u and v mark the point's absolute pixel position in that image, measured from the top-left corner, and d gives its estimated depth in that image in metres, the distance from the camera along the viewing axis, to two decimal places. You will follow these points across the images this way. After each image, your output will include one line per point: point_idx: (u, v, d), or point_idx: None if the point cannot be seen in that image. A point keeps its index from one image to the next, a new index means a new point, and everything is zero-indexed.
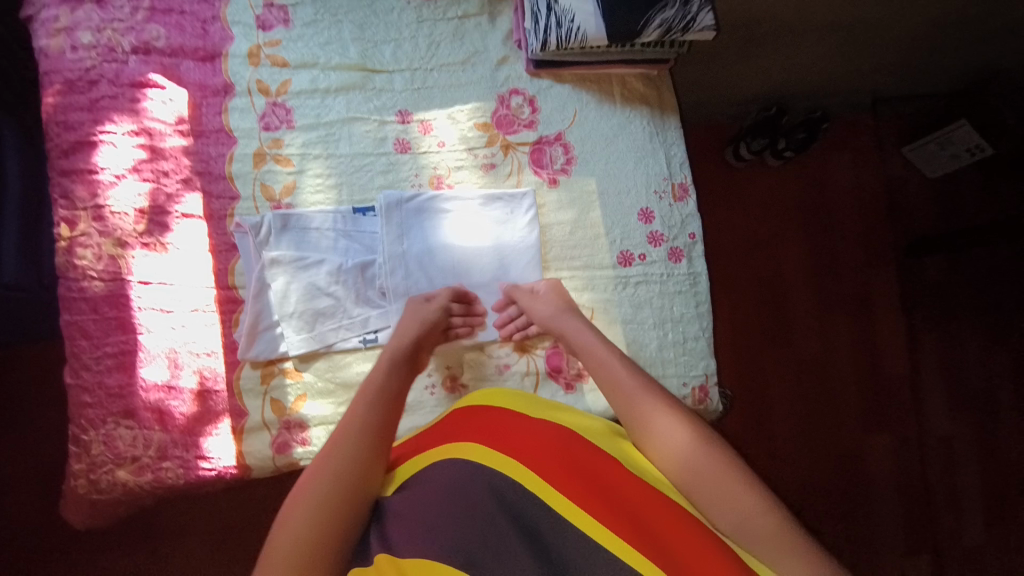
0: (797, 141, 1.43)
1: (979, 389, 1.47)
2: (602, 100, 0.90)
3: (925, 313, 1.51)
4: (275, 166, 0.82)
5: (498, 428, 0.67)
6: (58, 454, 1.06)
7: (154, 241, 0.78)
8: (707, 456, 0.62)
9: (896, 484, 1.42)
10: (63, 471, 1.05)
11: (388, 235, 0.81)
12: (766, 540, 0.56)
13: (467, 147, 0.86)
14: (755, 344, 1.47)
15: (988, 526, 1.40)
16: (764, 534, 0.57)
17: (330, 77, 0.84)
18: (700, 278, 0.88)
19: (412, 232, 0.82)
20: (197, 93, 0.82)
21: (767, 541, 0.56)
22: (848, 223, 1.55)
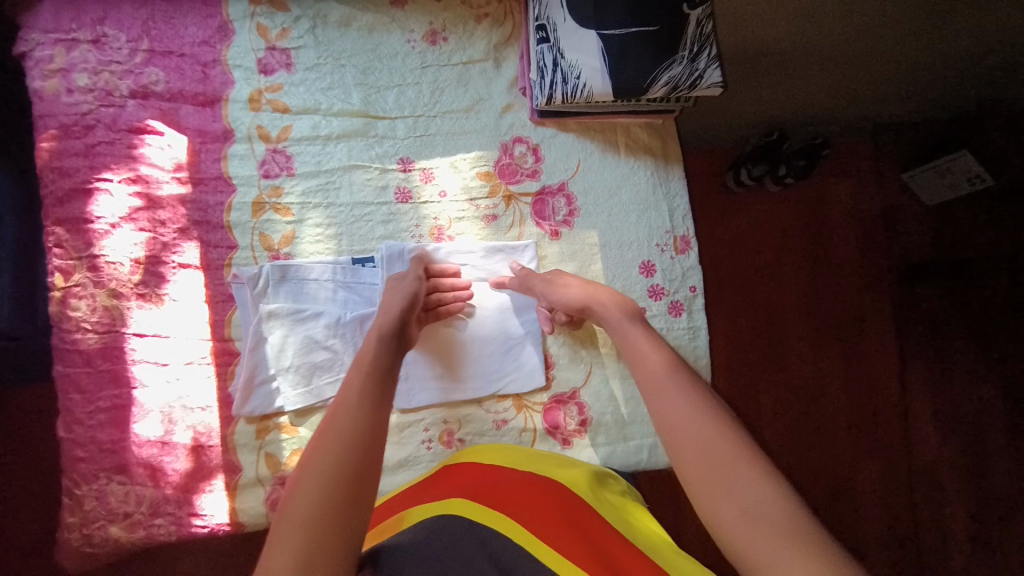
0: (798, 168, 1.39)
1: (969, 421, 1.49)
2: (607, 150, 0.89)
3: (918, 345, 1.52)
4: (274, 215, 0.81)
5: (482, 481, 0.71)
6: (51, 485, 1.05)
7: (150, 292, 0.77)
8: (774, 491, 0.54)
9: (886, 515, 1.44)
10: (57, 501, 1.05)
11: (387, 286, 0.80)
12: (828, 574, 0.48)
13: (469, 198, 0.85)
14: (749, 375, 1.48)
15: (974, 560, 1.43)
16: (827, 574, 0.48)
17: (331, 123, 0.83)
18: (701, 333, 0.88)
19: None
20: (196, 139, 0.80)
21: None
22: (846, 251, 1.56)
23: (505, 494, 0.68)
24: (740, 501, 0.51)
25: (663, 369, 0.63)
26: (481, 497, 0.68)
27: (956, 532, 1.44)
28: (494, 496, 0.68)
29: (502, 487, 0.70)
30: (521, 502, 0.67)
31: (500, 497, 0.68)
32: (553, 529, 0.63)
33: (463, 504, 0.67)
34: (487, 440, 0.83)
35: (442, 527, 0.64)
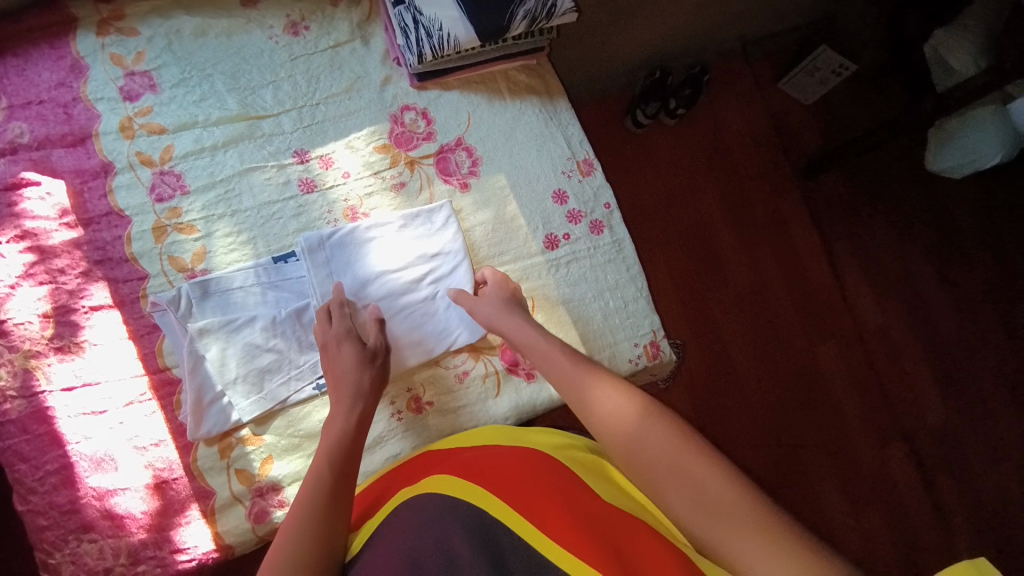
0: (686, 97, 1.55)
1: (895, 277, 1.64)
2: (492, 98, 0.92)
3: (835, 227, 1.65)
4: (179, 236, 0.79)
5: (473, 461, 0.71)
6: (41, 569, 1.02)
7: (68, 344, 0.74)
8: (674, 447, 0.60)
9: (859, 387, 1.56)
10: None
11: (318, 277, 0.80)
12: (723, 520, 0.54)
13: (372, 172, 0.86)
14: (696, 290, 1.56)
15: (936, 403, 1.57)
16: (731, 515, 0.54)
17: (215, 133, 0.82)
18: (625, 243, 0.93)
19: (341, 270, 0.81)
20: (75, 180, 0.77)
21: (724, 522, 0.54)
22: (752, 156, 1.67)
23: (499, 473, 0.68)
24: (695, 496, 0.57)
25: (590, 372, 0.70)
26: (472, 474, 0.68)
27: (914, 380, 1.58)
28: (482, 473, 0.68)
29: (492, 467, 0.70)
30: (515, 481, 0.67)
31: (493, 473, 0.68)
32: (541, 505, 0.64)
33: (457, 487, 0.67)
34: (454, 394, 0.84)
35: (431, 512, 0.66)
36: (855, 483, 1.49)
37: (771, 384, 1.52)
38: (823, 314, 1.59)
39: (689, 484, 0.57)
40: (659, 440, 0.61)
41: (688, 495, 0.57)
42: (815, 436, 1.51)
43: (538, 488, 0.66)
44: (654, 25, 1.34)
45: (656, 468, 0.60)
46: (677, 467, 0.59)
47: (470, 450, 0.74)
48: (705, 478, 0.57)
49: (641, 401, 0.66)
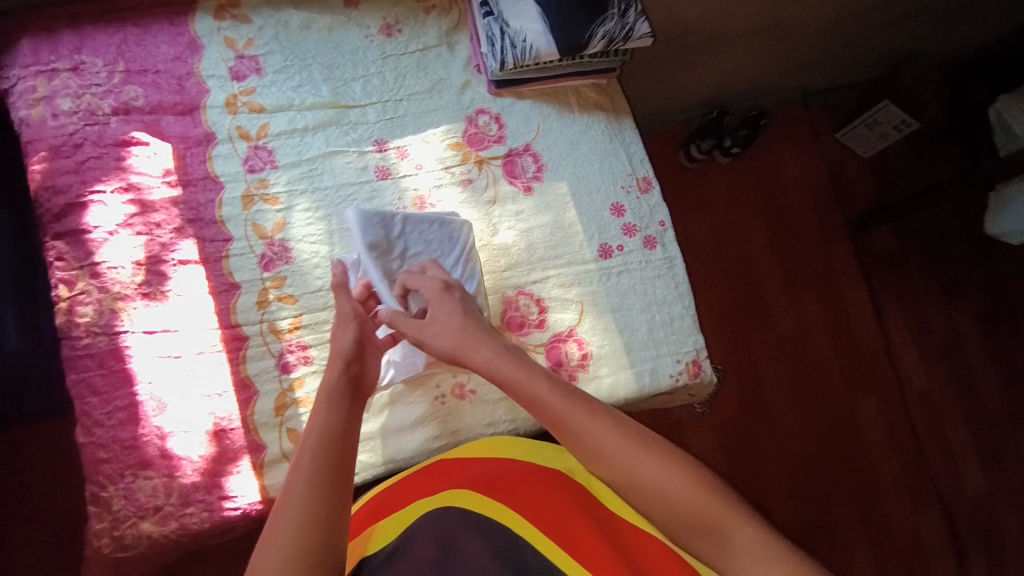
0: (741, 138, 1.57)
1: (944, 341, 1.60)
2: (562, 111, 0.97)
3: (885, 282, 1.63)
4: (264, 206, 0.86)
5: (480, 476, 0.72)
6: (78, 513, 1.07)
7: (154, 291, 0.80)
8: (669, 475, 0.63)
9: (899, 449, 1.51)
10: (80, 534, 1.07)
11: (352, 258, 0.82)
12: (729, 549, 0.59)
13: (444, 167, 0.91)
14: (737, 328, 1.55)
15: (978, 478, 1.51)
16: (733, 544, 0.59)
17: (306, 116, 0.89)
18: (677, 261, 0.95)
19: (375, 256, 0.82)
20: (179, 145, 0.85)
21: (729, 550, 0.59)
22: (805, 203, 1.67)
23: (508, 489, 0.71)
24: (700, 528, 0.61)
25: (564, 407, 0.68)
26: (487, 490, 0.70)
27: (957, 449, 1.53)
28: (498, 490, 0.70)
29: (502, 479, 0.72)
30: (523, 495, 0.70)
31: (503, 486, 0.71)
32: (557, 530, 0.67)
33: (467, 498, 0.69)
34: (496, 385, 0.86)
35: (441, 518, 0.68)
36: (886, 548, 1.42)
37: (805, 431, 1.49)
38: (866, 370, 1.55)
39: (689, 519, 0.61)
40: (654, 473, 0.63)
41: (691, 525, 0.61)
42: (848, 492, 1.46)
43: (549, 506, 0.70)
44: (721, 65, 1.38)
45: (653, 498, 0.63)
46: (678, 501, 0.62)
47: (473, 461, 0.75)
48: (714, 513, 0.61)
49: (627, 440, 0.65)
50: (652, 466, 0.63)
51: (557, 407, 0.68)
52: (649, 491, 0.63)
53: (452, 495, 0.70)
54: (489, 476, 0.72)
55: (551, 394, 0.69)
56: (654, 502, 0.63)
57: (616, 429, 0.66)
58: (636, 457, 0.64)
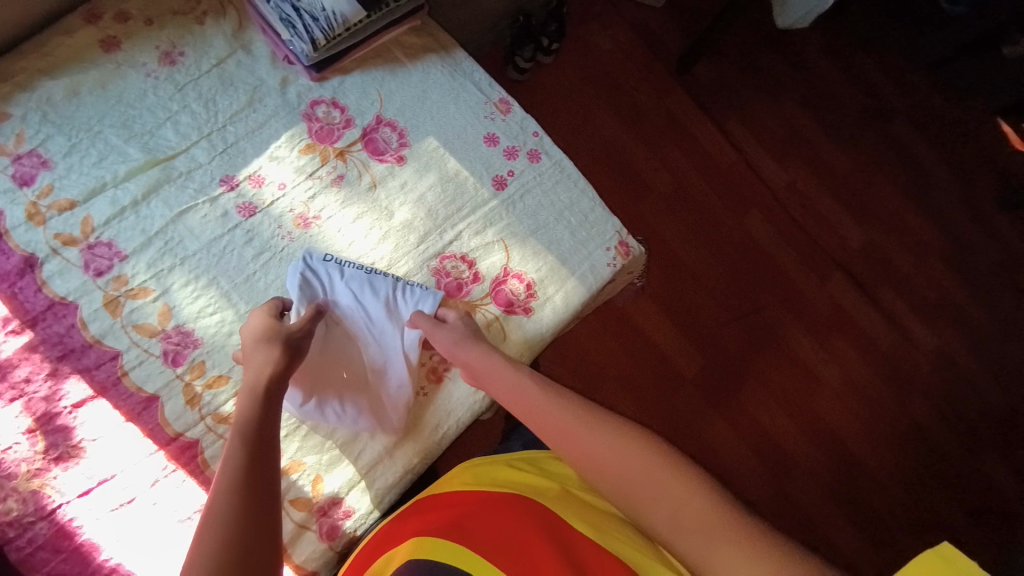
0: (553, 32, 1.59)
1: (785, 135, 1.77)
2: (394, 68, 0.92)
3: (724, 107, 1.76)
4: (136, 302, 0.75)
5: (468, 516, 0.65)
6: None
7: (65, 451, 0.68)
8: (631, 457, 0.61)
9: (793, 239, 1.69)
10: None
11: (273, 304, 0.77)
12: (696, 532, 0.56)
13: (307, 175, 0.84)
14: (627, 205, 1.64)
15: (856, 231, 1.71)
16: (699, 525, 0.56)
17: (129, 188, 0.78)
18: (565, 161, 0.97)
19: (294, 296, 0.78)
20: (1, 286, 0.71)
21: (696, 534, 0.56)
22: (631, 69, 1.75)
23: (499, 533, 0.63)
24: (669, 510, 0.58)
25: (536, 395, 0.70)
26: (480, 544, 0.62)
27: (833, 217, 1.71)
28: (489, 542, 0.62)
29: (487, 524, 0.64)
30: (509, 536, 0.63)
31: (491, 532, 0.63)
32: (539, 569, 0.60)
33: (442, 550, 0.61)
34: None
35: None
36: (817, 324, 1.62)
37: (719, 264, 1.63)
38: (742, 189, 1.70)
39: (649, 494, 0.59)
40: (622, 455, 0.62)
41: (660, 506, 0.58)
42: (771, 295, 1.63)
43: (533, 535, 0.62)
44: None
45: (627, 482, 0.60)
46: (641, 479, 0.60)
47: (473, 504, 0.66)
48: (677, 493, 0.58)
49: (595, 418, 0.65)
50: (617, 446, 0.62)
51: (534, 396, 0.70)
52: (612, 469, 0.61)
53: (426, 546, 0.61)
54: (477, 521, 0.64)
55: (527, 385, 0.71)
56: (613, 482, 0.61)
57: (582, 414, 0.66)
58: (600, 438, 0.63)
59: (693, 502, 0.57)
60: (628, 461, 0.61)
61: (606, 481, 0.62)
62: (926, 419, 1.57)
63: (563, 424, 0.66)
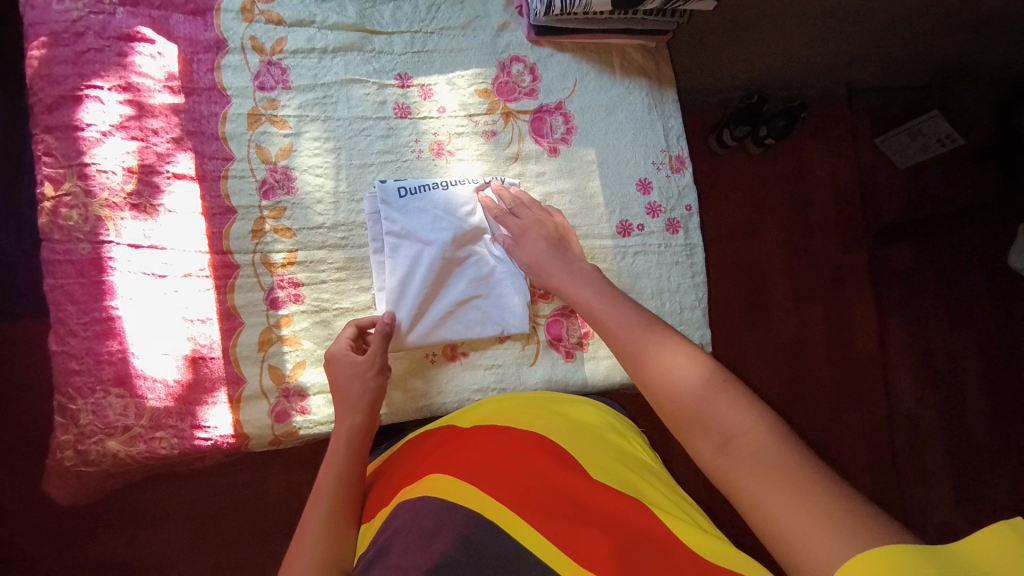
0: (778, 128, 1.47)
1: (939, 367, 1.54)
2: (602, 70, 0.91)
3: (895, 299, 1.57)
4: (271, 128, 0.80)
5: (460, 453, 0.64)
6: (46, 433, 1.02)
7: (145, 204, 0.74)
8: (695, 377, 0.58)
9: (874, 466, 1.48)
10: (49, 441, 1.06)
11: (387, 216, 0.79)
12: (744, 459, 0.50)
13: (467, 114, 0.85)
14: (734, 326, 1.50)
15: (948, 505, 1.47)
16: (753, 451, 0.51)
17: (327, 36, 0.83)
18: (697, 250, 0.90)
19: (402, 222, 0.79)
20: (187, 48, 0.79)
21: (744, 461, 0.50)
22: (827, 206, 1.60)
23: (488, 461, 0.62)
24: (721, 439, 0.53)
25: (614, 308, 0.70)
26: (450, 467, 0.62)
27: (930, 474, 1.49)
28: (458, 464, 0.62)
29: (476, 454, 0.63)
30: (496, 466, 0.61)
31: (478, 461, 0.62)
32: (531, 503, 0.58)
33: (432, 481, 0.61)
34: (491, 353, 0.82)
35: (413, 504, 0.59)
36: None
37: None
38: (857, 387, 1.51)
39: (698, 411, 0.56)
40: (681, 372, 0.59)
41: (709, 433, 0.54)
42: None
43: (529, 476, 0.60)
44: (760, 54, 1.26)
45: (681, 403, 0.57)
46: (697, 401, 0.56)
47: (441, 438, 0.69)
48: (735, 418, 0.53)
49: (675, 342, 0.63)
50: (679, 366, 0.60)
51: (624, 328, 0.67)
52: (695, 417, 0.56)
53: (423, 484, 0.61)
54: (468, 450, 0.64)
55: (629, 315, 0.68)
56: (674, 402, 0.58)
57: (652, 334, 0.64)
58: (668, 359, 0.61)
59: (752, 432, 0.52)
60: (688, 381, 0.58)
61: (685, 426, 0.56)
62: None
63: (627, 339, 0.65)
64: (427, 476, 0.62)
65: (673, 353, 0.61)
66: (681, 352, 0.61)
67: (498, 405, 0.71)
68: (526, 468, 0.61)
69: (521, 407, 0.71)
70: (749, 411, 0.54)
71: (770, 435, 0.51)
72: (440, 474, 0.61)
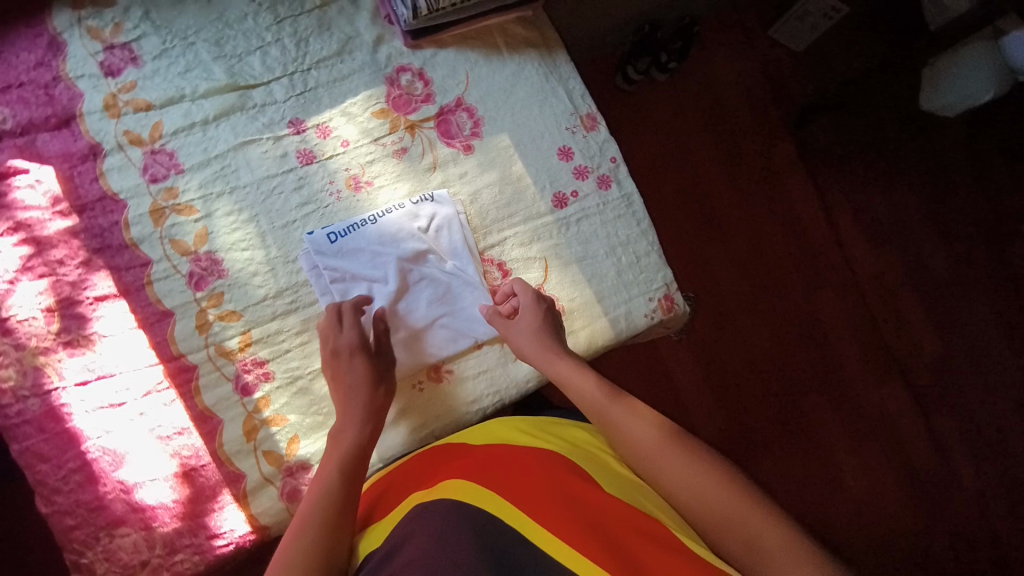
0: (676, 50, 1.49)
1: (890, 222, 1.61)
2: (490, 54, 0.89)
3: (831, 175, 1.63)
4: (178, 217, 0.76)
5: (475, 466, 0.66)
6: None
7: (76, 337, 0.72)
8: (698, 468, 0.63)
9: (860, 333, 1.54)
10: None
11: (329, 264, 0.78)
12: (760, 551, 0.56)
13: (372, 139, 0.83)
14: (695, 249, 1.54)
15: (936, 344, 1.55)
16: (764, 543, 0.56)
17: (204, 106, 0.79)
18: (634, 197, 0.91)
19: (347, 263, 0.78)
20: (64, 165, 0.75)
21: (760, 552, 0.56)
22: (745, 107, 1.63)
23: (502, 472, 0.64)
24: (734, 532, 0.58)
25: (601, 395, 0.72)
26: (471, 476, 0.63)
27: (913, 323, 1.56)
28: (476, 473, 0.64)
29: (491, 467, 0.65)
30: (512, 475, 0.63)
31: (494, 473, 0.64)
32: (542, 505, 0.59)
33: (449, 487, 0.62)
34: (474, 361, 0.82)
35: (422, 513, 0.60)
36: (857, 423, 1.49)
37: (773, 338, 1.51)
38: (823, 267, 1.57)
39: (708, 504, 0.60)
40: (683, 467, 0.63)
41: (721, 525, 0.59)
42: (817, 380, 1.50)
43: (541, 480, 0.62)
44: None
45: (688, 496, 0.62)
46: (703, 493, 0.61)
47: (451, 456, 0.70)
48: (741, 512, 0.59)
49: (669, 430, 0.68)
50: (679, 462, 0.64)
51: (618, 416, 0.70)
52: (692, 498, 0.61)
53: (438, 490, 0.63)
54: (482, 463, 0.66)
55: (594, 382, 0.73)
56: (681, 494, 0.62)
57: (646, 425, 0.68)
58: (669, 454, 0.65)
59: (759, 525, 0.58)
60: (692, 475, 0.63)
61: (695, 518, 0.61)
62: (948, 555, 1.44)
63: (623, 431, 0.69)
64: (445, 482, 0.63)
65: (672, 446, 0.66)
66: (678, 441, 0.66)
67: (507, 426, 0.73)
68: (537, 474, 0.63)
69: (530, 425, 0.73)
70: (749, 501, 0.60)
71: (774, 524, 0.57)
72: (459, 480, 0.63)
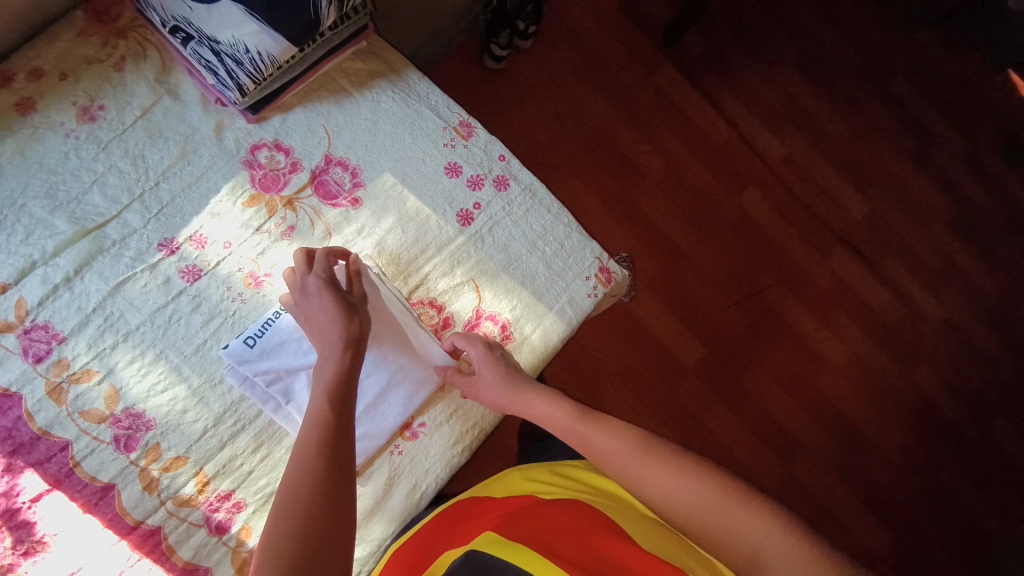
0: (530, 14, 1.42)
1: (781, 104, 1.65)
2: (341, 99, 0.85)
3: (714, 79, 1.64)
4: (80, 386, 0.71)
5: (500, 519, 0.69)
6: None
7: (30, 546, 0.66)
8: (698, 488, 0.64)
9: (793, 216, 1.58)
10: None
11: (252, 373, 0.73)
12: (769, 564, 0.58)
13: (253, 229, 0.78)
14: (617, 195, 1.53)
15: (859, 200, 1.62)
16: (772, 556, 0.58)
17: (59, 264, 0.73)
18: (535, 186, 0.90)
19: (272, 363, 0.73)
20: None
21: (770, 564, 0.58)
22: (612, 43, 1.63)
23: (523, 522, 0.67)
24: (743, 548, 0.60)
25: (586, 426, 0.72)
26: (506, 531, 0.66)
27: (834, 188, 1.61)
28: (502, 526, 0.67)
29: (515, 519, 0.68)
30: (533, 524, 0.66)
31: (517, 524, 0.67)
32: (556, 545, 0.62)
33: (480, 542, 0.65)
34: (442, 404, 0.80)
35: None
36: (818, 299, 1.54)
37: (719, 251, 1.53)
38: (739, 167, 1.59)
39: (713, 524, 0.62)
40: (684, 490, 0.64)
41: (729, 543, 0.61)
42: (771, 274, 1.54)
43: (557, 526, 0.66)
44: None
45: (693, 519, 0.63)
46: (706, 514, 0.62)
47: (475, 512, 0.73)
48: (746, 530, 0.60)
49: (663, 451, 0.67)
50: (680, 487, 0.64)
51: (607, 441, 0.70)
52: (696, 523, 0.63)
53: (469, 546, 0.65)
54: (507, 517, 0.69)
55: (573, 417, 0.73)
56: (685, 517, 0.64)
57: (640, 449, 0.68)
58: (666, 476, 0.65)
59: (765, 537, 0.59)
60: (692, 497, 0.63)
61: (702, 537, 0.63)
62: (931, 385, 1.54)
63: (617, 458, 0.69)
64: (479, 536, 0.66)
65: (669, 468, 0.66)
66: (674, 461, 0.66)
67: (520, 482, 0.76)
68: (553, 522, 0.66)
69: (541, 474, 0.77)
70: (752, 514, 0.61)
71: (780, 534, 0.59)
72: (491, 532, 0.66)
